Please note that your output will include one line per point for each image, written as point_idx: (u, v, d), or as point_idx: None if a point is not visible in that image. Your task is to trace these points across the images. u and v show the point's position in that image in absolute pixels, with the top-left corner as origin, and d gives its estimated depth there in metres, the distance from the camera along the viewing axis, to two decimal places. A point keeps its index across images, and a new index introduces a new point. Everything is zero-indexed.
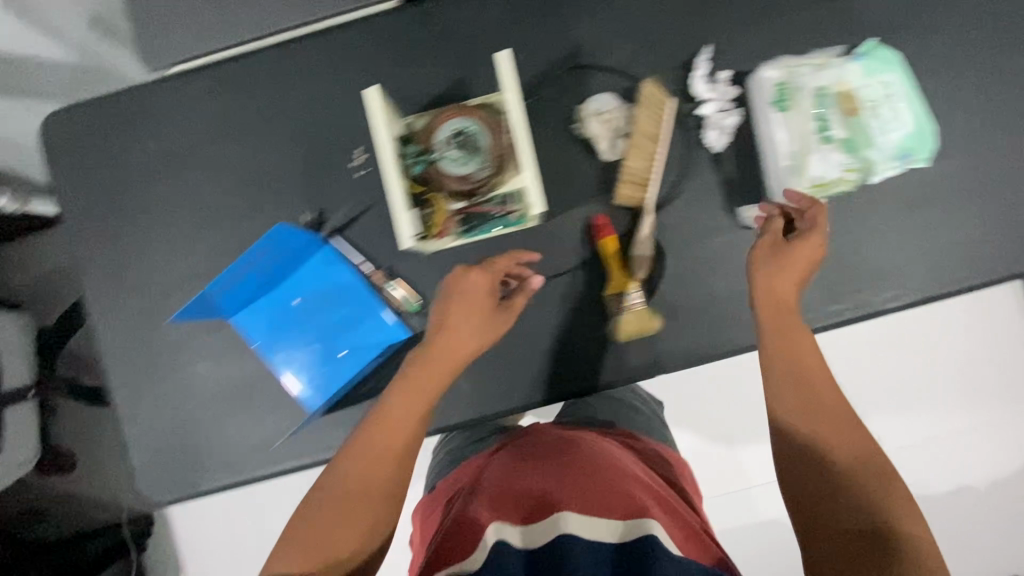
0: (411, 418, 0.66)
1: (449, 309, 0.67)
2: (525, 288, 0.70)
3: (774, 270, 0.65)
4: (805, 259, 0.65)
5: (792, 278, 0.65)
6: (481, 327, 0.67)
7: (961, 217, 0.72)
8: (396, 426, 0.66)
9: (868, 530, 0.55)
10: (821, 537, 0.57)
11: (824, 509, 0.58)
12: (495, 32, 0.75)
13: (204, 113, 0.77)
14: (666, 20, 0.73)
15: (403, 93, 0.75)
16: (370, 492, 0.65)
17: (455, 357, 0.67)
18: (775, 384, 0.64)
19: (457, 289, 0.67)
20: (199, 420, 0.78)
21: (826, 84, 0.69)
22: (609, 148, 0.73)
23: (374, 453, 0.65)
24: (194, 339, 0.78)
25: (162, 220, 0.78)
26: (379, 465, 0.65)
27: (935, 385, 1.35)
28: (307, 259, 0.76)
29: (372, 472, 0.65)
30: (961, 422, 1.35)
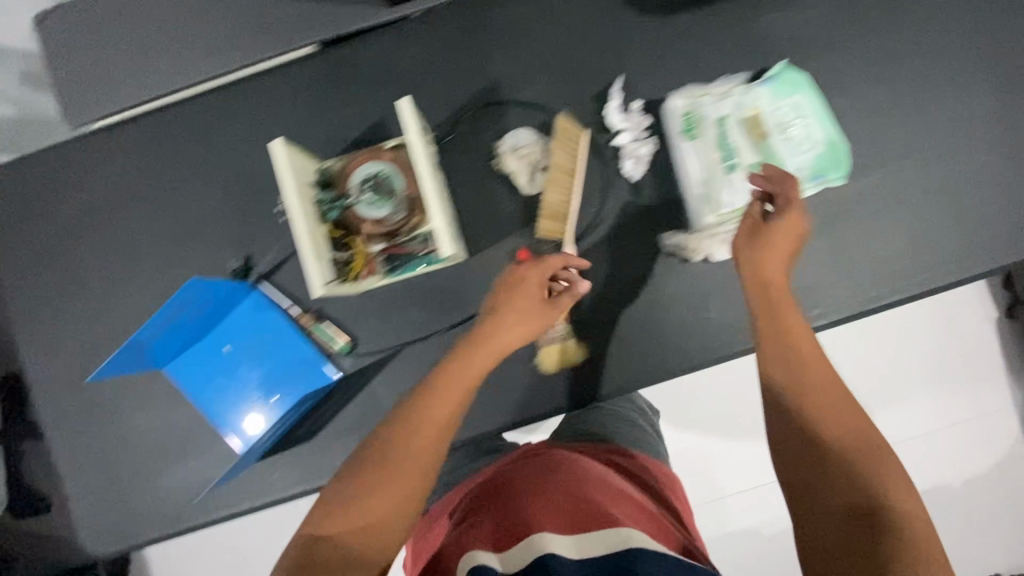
0: (458, 402, 0.63)
1: (507, 299, 0.66)
2: (574, 288, 0.67)
3: (765, 251, 0.62)
4: (787, 231, 0.62)
5: (779, 256, 0.62)
6: (537, 322, 0.65)
7: (883, 232, 0.72)
8: (438, 413, 0.62)
9: (868, 505, 0.51)
10: (818, 520, 0.52)
11: (813, 486, 0.54)
12: (410, 72, 0.75)
13: (122, 165, 0.76)
14: (577, 53, 0.74)
15: (322, 136, 0.75)
16: (421, 466, 0.61)
17: (507, 347, 0.65)
18: (772, 364, 0.59)
19: (518, 279, 0.66)
20: (139, 474, 0.77)
21: (732, 111, 0.71)
22: (527, 182, 0.73)
23: (425, 429, 0.62)
24: (137, 390, 0.78)
25: (88, 275, 0.77)
26: (432, 442, 0.62)
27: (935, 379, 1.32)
28: (241, 305, 0.75)
29: (423, 445, 0.61)
30: (962, 413, 1.31)
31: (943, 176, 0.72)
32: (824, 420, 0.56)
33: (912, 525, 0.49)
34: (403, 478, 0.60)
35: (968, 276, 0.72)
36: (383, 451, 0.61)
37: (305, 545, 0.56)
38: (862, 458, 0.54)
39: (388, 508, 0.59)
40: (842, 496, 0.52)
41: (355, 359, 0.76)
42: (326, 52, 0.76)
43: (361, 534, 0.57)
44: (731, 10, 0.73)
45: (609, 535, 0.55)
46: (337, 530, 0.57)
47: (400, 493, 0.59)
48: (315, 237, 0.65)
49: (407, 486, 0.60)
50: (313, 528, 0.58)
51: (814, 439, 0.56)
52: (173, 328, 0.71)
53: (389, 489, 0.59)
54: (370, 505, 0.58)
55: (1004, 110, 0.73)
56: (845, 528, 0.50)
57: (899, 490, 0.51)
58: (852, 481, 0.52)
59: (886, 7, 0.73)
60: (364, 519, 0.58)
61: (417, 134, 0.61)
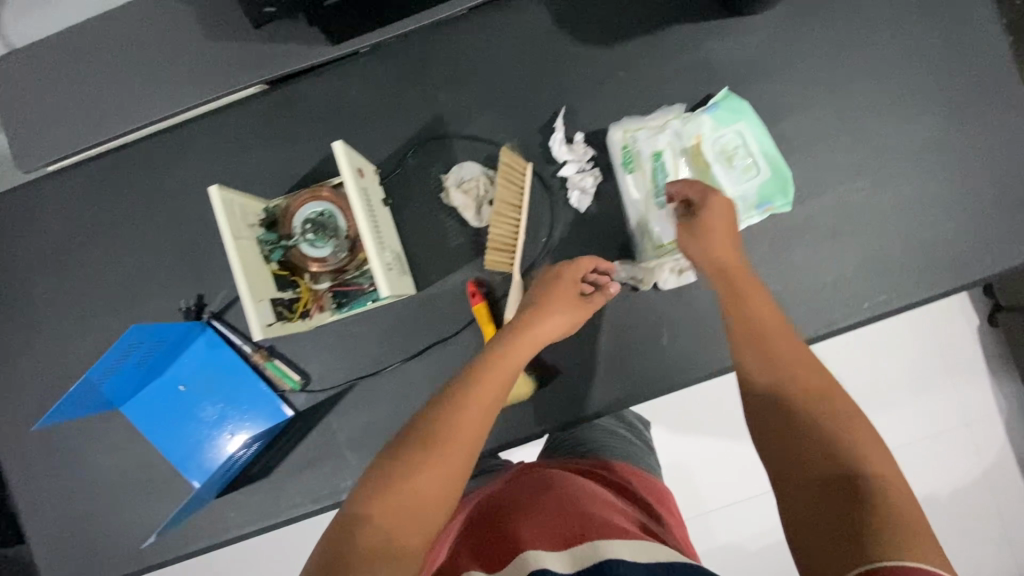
0: (506, 385, 0.62)
1: (548, 293, 0.68)
2: (605, 288, 0.70)
3: (701, 236, 0.66)
4: (719, 211, 0.66)
5: (715, 237, 0.65)
6: (573, 316, 0.68)
7: (833, 256, 0.72)
8: (485, 398, 0.60)
9: (843, 472, 0.46)
10: (794, 494, 0.48)
11: (789, 462, 0.49)
12: (358, 108, 0.76)
13: (73, 208, 0.77)
14: (523, 85, 0.74)
15: (271, 174, 0.76)
16: (463, 448, 0.56)
17: (545, 338, 0.66)
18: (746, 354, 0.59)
19: (558, 276, 0.69)
20: (97, 518, 0.76)
21: (670, 143, 0.72)
22: (475, 217, 0.73)
23: (471, 409, 0.58)
24: (94, 433, 0.77)
25: (42, 323, 0.77)
26: (473, 424, 0.58)
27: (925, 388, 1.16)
28: (193, 344, 0.75)
29: (467, 429, 0.57)
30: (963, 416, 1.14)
31: (890, 197, 0.72)
32: (803, 398, 0.53)
33: (893, 492, 0.45)
34: (454, 459, 0.55)
35: (920, 299, 0.71)
36: (430, 428, 0.56)
37: (345, 527, 0.50)
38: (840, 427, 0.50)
39: (438, 489, 0.53)
40: (816, 466, 0.48)
41: (308, 396, 0.76)
42: (274, 91, 0.76)
43: (407, 520, 0.51)
44: (675, 40, 0.73)
45: (596, 544, 0.52)
46: (386, 513, 0.50)
47: (449, 474, 0.54)
48: (259, 279, 0.65)
49: (455, 466, 0.55)
50: (354, 510, 0.51)
51: (784, 412, 0.53)
52: (122, 372, 0.70)
53: (441, 467, 0.54)
54: (423, 483, 0.53)
55: (949, 133, 0.73)
56: (822, 499, 0.46)
57: (875, 456, 0.47)
58: (828, 449, 0.48)
59: (830, 33, 0.73)
60: (410, 495, 0.52)
61: (349, 177, 0.61)
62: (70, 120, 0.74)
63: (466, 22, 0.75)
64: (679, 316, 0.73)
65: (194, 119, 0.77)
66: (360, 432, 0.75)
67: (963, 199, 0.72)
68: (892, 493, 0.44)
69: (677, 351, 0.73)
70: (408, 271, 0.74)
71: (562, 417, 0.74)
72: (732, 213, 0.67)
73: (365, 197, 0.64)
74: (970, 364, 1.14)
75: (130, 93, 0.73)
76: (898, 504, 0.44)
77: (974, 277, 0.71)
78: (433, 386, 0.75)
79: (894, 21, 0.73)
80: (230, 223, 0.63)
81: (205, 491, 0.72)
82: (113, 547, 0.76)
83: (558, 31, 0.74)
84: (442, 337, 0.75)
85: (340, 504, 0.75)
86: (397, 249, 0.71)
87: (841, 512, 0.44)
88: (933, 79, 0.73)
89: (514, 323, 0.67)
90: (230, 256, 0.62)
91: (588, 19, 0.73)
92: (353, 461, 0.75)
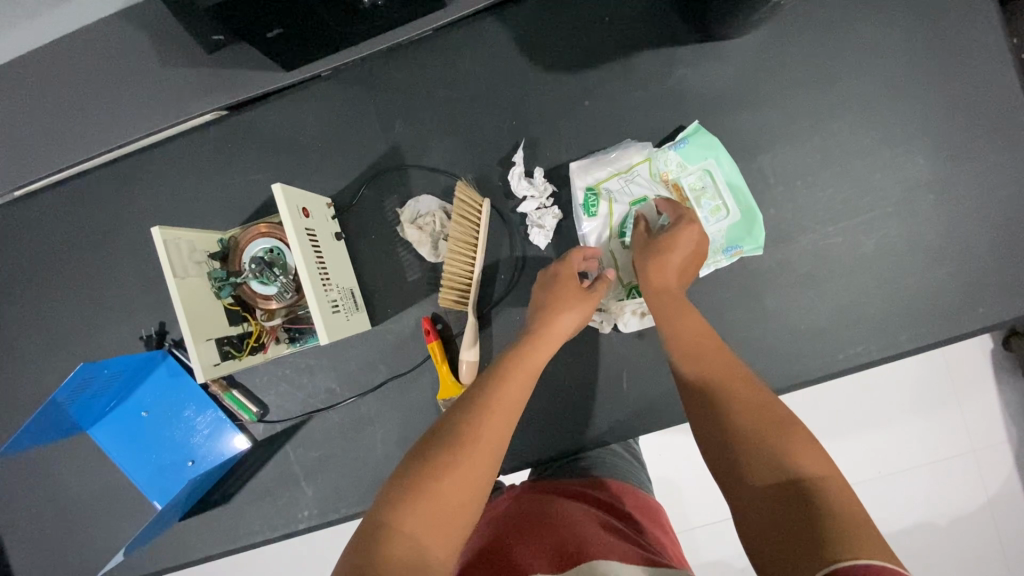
0: (528, 381, 0.56)
1: (559, 289, 0.64)
2: (605, 276, 0.67)
3: (649, 266, 0.63)
4: (677, 242, 0.63)
5: (667, 264, 0.62)
6: (588, 307, 0.64)
7: (807, 302, 0.67)
8: (505, 394, 0.53)
9: (790, 480, 0.41)
10: (747, 509, 0.42)
11: (732, 477, 0.44)
12: (314, 137, 0.74)
13: (41, 239, 0.78)
14: (484, 118, 0.72)
15: (231, 204, 0.75)
16: (491, 450, 0.49)
17: (563, 333, 0.62)
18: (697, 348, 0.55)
19: (558, 276, 0.66)
20: (73, 533, 0.78)
21: (635, 186, 0.71)
22: (431, 252, 0.71)
23: (494, 410, 0.51)
24: (65, 452, 0.78)
25: (14, 349, 0.78)
26: (498, 427, 0.50)
27: (930, 421, 0.95)
28: (154, 371, 0.74)
29: (494, 429, 0.50)
30: (955, 439, 0.95)
31: (868, 241, 0.67)
32: (744, 408, 0.47)
33: (842, 494, 0.39)
34: (479, 459, 0.47)
35: (905, 350, 0.66)
36: (449, 429, 0.49)
37: (370, 535, 0.42)
38: (779, 434, 0.44)
39: (468, 492, 0.46)
40: (757, 479, 0.42)
41: (266, 426, 0.76)
42: (230, 119, 0.75)
43: (435, 528, 0.43)
44: (642, 68, 0.70)
45: (593, 565, 0.46)
46: (415, 517, 0.43)
47: (477, 476, 0.47)
48: (209, 318, 0.65)
49: (481, 466, 0.47)
50: (377, 518, 0.44)
51: (718, 423, 0.47)
52: (83, 400, 0.69)
53: (470, 468, 0.47)
54: (450, 484, 0.45)
55: (944, 171, 0.67)
56: (775, 511, 0.40)
57: (818, 458, 0.42)
58: (767, 456, 0.43)
59: (812, 62, 0.68)
60: (440, 499, 0.44)
61: (288, 216, 0.59)
62: (17, 148, 0.72)
63: (425, 48, 0.72)
64: (640, 356, 0.71)
65: (154, 147, 0.76)
66: (315, 462, 0.75)
67: (958, 243, 0.66)
68: (836, 494, 0.39)
69: (638, 395, 0.71)
70: (361, 306, 0.72)
71: (519, 456, 0.73)
72: (698, 242, 0.64)
73: (308, 236, 0.63)
74: (974, 387, 0.95)
75: (74, 125, 0.71)
76: (848, 506, 0.39)
77: (966, 329, 0.66)
78: (388, 421, 0.73)
79: (882, 48, 0.67)
80: (174, 263, 0.61)
81: (168, 514, 0.72)
82: (86, 563, 0.78)
83: (519, 61, 0.71)
84: (398, 372, 0.73)
85: (298, 533, 0.75)
86: (348, 285, 0.70)
87: (792, 525, 0.38)
88: (929, 113, 0.67)
89: (535, 316, 0.63)
90: (174, 296, 0.61)
91: (552, 48, 0.71)
92: (309, 493, 0.74)
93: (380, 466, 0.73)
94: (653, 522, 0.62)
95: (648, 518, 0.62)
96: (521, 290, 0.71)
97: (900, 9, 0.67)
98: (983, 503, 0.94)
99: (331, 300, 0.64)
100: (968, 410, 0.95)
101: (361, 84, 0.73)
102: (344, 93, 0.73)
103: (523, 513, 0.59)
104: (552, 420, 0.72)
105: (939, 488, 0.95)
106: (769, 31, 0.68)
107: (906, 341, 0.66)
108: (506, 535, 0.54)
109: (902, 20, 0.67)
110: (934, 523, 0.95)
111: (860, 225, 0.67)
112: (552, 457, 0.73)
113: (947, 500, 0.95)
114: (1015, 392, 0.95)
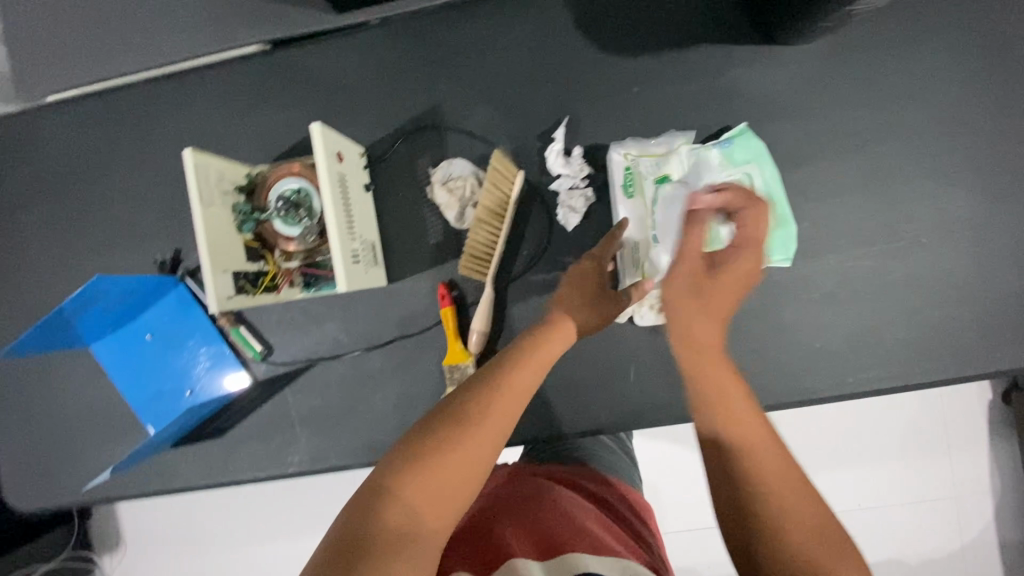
0: (539, 374, 0.54)
1: (578, 287, 0.64)
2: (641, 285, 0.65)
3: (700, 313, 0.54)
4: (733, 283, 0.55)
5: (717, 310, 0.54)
6: (601, 310, 0.63)
7: (826, 322, 0.67)
8: (514, 386, 0.51)
9: None
10: None
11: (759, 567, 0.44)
12: (356, 85, 0.73)
13: (70, 148, 0.77)
14: (531, 90, 0.71)
15: (265, 140, 0.74)
16: (494, 438, 0.48)
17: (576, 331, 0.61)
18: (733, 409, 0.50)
19: (581, 273, 0.65)
20: (67, 445, 0.79)
21: (668, 169, 0.69)
22: (456, 217, 0.71)
23: (502, 398, 0.50)
24: (70, 363, 0.78)
25: (31, 255, 0.78)
26: (504, 418, 0.49)
27: (921, 462, 0.95)
28: (165, 297, 0.74)
29: (501, 415, 0.50)
30: (941, 483, 0.95)
31: (896, 268, 0.67)
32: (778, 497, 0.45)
33: None
34: (479, 446, 0.47)
35: (917, 383, 0.66)
36: (456, 410, 0.49)
37: (366, 501, 0.43)
38: (812, 533, 0.43)
39: (465, 477, 0.46)
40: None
41: (268, 367, 0.75)
42: (274, 54, 0.73)
43: (429, 505, 0.44)
44: (697, 60, 0.68)
45: (572, 558, 0.46)
46: (413, 487, 0.44)
47: (473, 462, 0.47)
48: (231, 251, 0.65)
49: (482, 457, 0.47)
50: (376, 481, 0.45)
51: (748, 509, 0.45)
52: (92, 314, 0.69)
53: (470, 452, 0.47)
54: (448, 468, 0.45)
55: (984, 211, 0.66)
56: None
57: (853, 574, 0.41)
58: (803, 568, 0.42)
59: (869, 78, 0.67)
60: (438, 479, 0.45)
61: (322, 160, 0.59)
62: (59, 50, 0.70)
63: (482, 9, 0.71)
64: (651, 351, 0.71)
65: (193, 71, 0.75)
66: (312, 410, 0.75)
67: (986, 283, 0.65)
68: None
69: (643, 389, 0.71)
70: (381, 261, 0.72)
71: (515, 434, 0.72)
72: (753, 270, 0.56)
73: (340, 182, 0.63)
74: (969, 436, 0.95)
75: (120, 36, 0.70)
76: None
77: (980, 370, 0.65)
78: (391, 380, 0.73)
79: (941, 76, 0.66)
80: (200, 189, 0.61)
81: (161, 439, 0.72)
82: (73, 476, 0.79)
83: (574, 36, 0.70)
84: (407, 333, 0.73)
85: (286, 477, 0.75)
86: (371, 239, 0.69)
87: None
88: (977, 148, 0.66)
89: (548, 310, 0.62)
90: (197, 223, 0.61)
91: (608, 27, 0.69)
92: (303, 439, 0.75)
93: (377, 422, 0.73)
94: (637, 520, 0.62)
95: (632, 515, 0.63)
96: (543, 267, 0.71)
97: (968, 37, 0.66)
98: (957, 549, 0.95)
99: (353, 250, 0.64)
100: (960, 457, 0.95)
101: (410, 37, 0.72)
102: (391, 43, 0.72)
103: (513, 495, 0.59)
104: (555, 402, 0.72)
105: (916, 529, 0.95)
106: (831, 41, 0.67)
107: (918, 374, 0.66)
108: (493, 515, 0.54)
109: (965, 50, 0.66)
110: (907, 563, 0.95)
111: (890, 251, 0.67)
112: (546, 439, 0.73)
113: (923, 541, 0.95)
114: (1008, 447, 0.95)
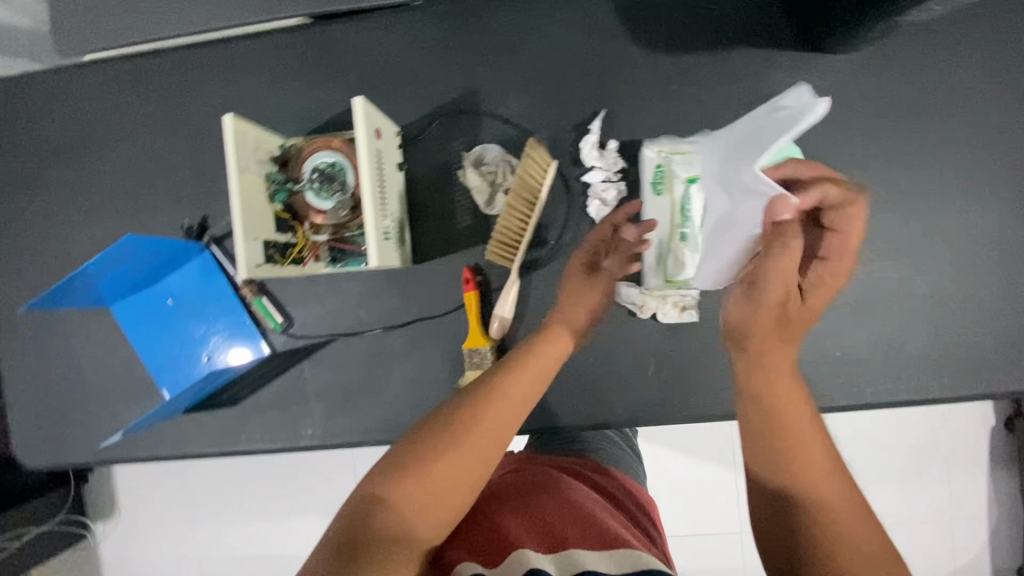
0: (531, 386, 0.61)
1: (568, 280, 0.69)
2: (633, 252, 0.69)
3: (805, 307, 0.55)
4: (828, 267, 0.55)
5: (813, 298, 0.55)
6: (590, 295, 0.67)
7: (847, 331, 0.67)
8: (502, 395, 0.59)
9: None
10: None
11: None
12: (395, 64, 0.73)
13: (105, 107, 0.77)
14: (570, 81, 0.71)
15: (300, 112, 0.74)
16: (482, 442, 0.56)
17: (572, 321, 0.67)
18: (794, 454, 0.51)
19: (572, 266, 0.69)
20: (81, 403, 0.79)
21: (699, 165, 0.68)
22: (486, 203, 0.71)
23: (492, 407, 0.57)
24: (89, 322, 0.79)
25: (59, 212, 0.78)
26: (493, 424, 0.57)
27: (924, 480, 0.95)
28: (190, 262, 0.74)
29: (489, 420, 0.57)
30: (942, 503, 0.95)
31: (920, 282, 0.67)
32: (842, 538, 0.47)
33: None
34: (468, 449, 0.55)
35: (932, 398, 0.66)
36: (446, 419, 0.56)
37: (363, 508, 0.50)
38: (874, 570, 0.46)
39: (456, 479, 0.53)
40: None
41: (287, 339, 0.76)
42: (315, 27, 0.74)
43: (421, 506, 0.51)
44: (738, 63, 0.69)
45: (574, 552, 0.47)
46: (403, 494, 0.51)
47: (463, 464, 0.54)
48: (262, 220, 0.65)
49: (468, 459, 0.54)
50: (372, 491, 0.52)
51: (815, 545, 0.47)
52: (117, 274, 0.70)
53: (458, 457, 0.54)
54: (440, 471, 0.53)
55: (1012, 231, 0.66)
56: None
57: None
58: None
59: (907, 91, 0.67)
60: (429, 484, 0.52)
61: (363, 135, 0.59)
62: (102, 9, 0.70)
63: None
64: (670, 349, 0.71)
65: (234, 39, 0.75)
66: (328, 385, 0.75)
67: (1008, 304, 0.66)
68: None
69: (660, 387, 0.71)
70: (407, 241, 0.72)
71: (529, 423, 0.73)
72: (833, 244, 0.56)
73: (376, 160, 0.63)
74: (974, 457, 0.95)
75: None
76: None
77: (995, 389, 0.66)
78: (409, 360, 0.74)
79: (981, 94, 0.66)
80: (238, 156, 0.61)
81: (177, 403, 0.73)
82: (85, 434, 0.79)
83: (617, 30, 0.70)
84: (428, 314, 0.73)
85: (298, 449, 0.76)
86: (400, 218, 0.69)
87: None
88: (1011, 169, 0.66)
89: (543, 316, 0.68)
90: (232, 190, 0.61)
91: (652, 23, 0.69)
92: (317, 413, 0.75)
93: (392, 401, 0.74)
94: (645, 515, 0.63)
95: (640, 509, 0.64)
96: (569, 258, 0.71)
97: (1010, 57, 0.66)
98: (951, 570, 0.96)
99: (384, 228, 0.64)
100: (964, 478, 0.95)
101: (453, 19, 0.72)
102: (433, 24, 0.72)
103: (520, 485, 0.60)
104: (571, 393, 0.72)
105: (913, 546, 0.96)
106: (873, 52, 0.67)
107: (934, 389, 0.66)
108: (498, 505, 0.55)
109: (1006, 70, 0.66)
110: None
111: (916, 265, 0.67)
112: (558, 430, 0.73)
113: (918, 559, 0.96)
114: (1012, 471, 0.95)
